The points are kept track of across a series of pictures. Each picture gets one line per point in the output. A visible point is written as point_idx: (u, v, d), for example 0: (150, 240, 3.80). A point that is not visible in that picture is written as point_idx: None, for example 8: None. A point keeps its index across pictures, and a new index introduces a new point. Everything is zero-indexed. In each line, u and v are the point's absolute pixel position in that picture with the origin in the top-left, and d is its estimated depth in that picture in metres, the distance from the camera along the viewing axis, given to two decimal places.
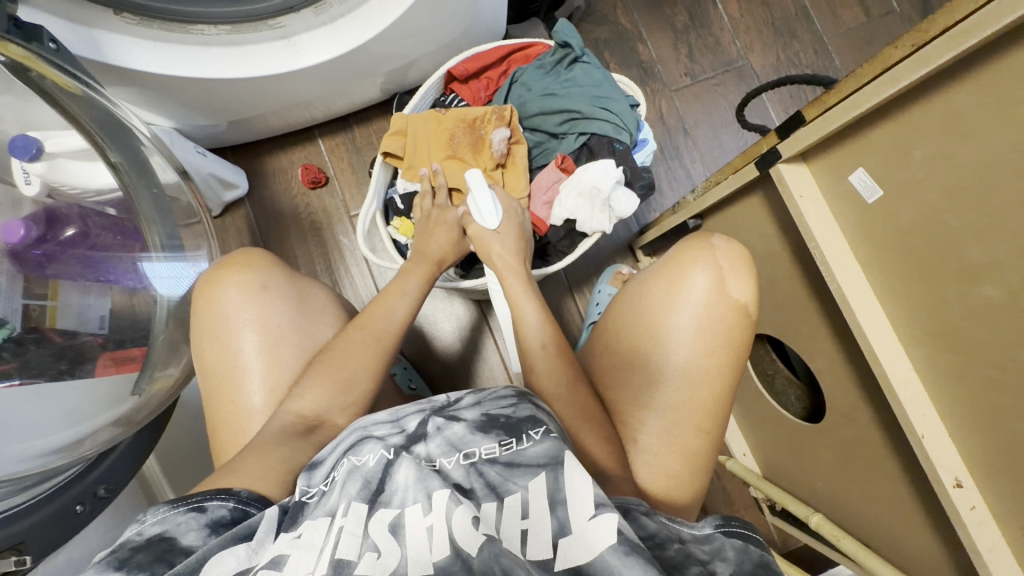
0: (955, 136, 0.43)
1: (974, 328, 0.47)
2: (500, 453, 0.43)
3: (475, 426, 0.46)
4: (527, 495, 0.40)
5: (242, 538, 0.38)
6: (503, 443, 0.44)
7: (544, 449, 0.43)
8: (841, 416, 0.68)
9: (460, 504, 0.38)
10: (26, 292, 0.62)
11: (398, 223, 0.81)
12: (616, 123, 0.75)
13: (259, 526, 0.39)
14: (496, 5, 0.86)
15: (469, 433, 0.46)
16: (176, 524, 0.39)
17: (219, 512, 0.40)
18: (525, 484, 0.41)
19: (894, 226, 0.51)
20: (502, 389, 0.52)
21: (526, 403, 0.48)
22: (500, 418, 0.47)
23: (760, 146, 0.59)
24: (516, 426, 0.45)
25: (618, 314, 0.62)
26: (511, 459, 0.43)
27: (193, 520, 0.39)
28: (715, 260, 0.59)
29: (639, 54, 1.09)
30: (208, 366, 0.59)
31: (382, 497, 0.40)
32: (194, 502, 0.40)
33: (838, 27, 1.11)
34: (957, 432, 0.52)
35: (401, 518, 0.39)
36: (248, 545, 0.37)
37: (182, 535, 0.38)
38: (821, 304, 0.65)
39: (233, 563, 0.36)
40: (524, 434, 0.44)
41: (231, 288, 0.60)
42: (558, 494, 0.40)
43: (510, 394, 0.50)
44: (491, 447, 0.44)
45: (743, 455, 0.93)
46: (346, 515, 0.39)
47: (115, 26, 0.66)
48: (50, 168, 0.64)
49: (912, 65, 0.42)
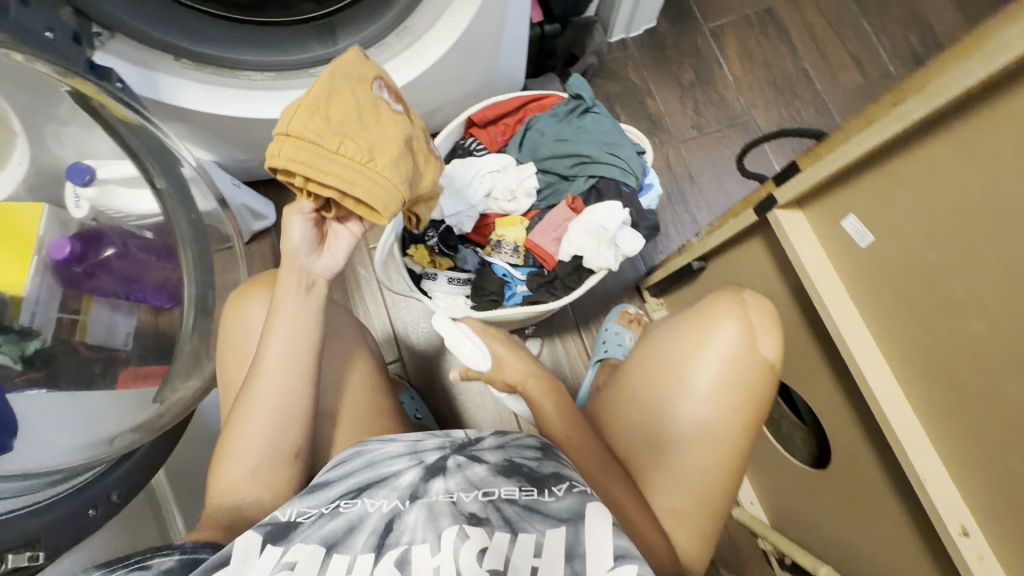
0: (937, 186, 0.46)
1: (967, 371, 0.48)
2: (520, 496, 0.47)
3: (496, 470, 0.51)
4: (543, 538, 0.43)
5: (219, 564, 0.40)
6: (523, 488, 0.48)
7: (566, 505, 0.46)
8: (847, 463, 0.68)
9: (467, 540, 0.42)
10: (62, 307, 0.65)
11: (414, 252, 0.84)
12: (623, 168, 0.80)
13: (235, 553, 0.41)
14: (516, 60, 0.94)
15: (490, 475, 0.50)
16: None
17: (164, 564, 0.43)
18: (542, 527, 0.44)
19: (886, 270, 0.53)
20: (526, 438, 0.56)
21: (551, 460, 0.52)
22: (523, 467, 0.51)
23: (759, 193, 0.63)
24: (540, 479, 0.49)
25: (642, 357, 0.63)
26: (530, 504, 0.46)
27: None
28: (744, 316, 0.59)
29: (648, 107, 1.16)
30: (231, 379, 0.63)
31: (390, 539, 0.43)
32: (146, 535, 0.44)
33: (837, 87, 1.17)
34: (960, 479, 0.52)
35: (410, 554, 0.42)
36: (229, 569, 0.39)
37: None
38: (821, 346, 0.66)
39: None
40: (547, 488, 0.48)
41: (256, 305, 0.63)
42: (576, 548, 0.42)
43: (535, 446, 0.54)
44: (511, 489, 0.48)
45: (751, 503, 0.91)
46: (352, 570, 0.41)
47: (174, 70, 0.74)
48: (101, 194, 0.69)
49: (891, 119, 0.46)
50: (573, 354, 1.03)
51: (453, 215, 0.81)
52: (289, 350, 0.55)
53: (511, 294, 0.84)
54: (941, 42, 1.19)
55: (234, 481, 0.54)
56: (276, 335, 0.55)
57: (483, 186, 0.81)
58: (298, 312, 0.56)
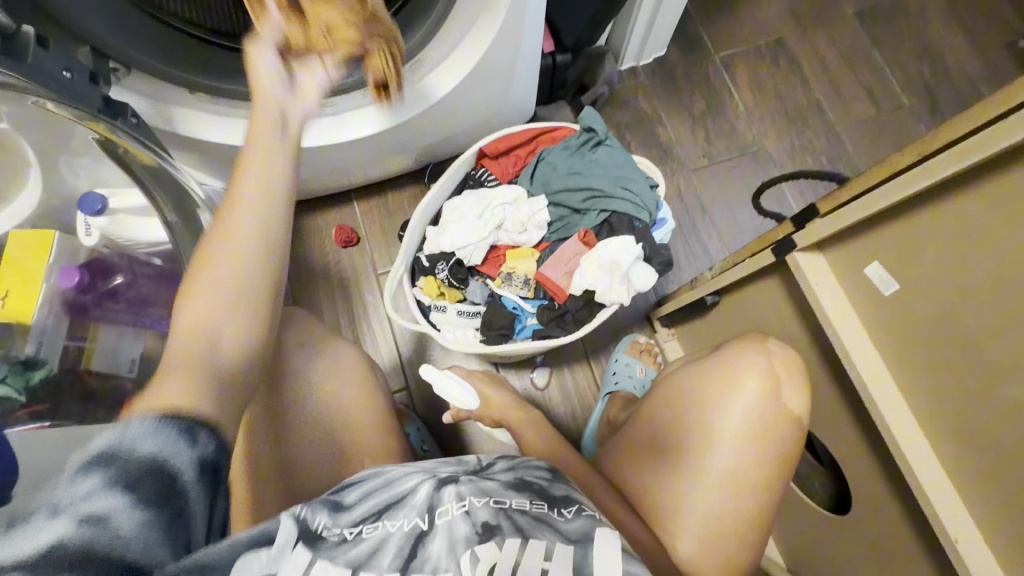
0: (967, 240, 0.44)
1: (1001, 431, 0.46)
2: (531, 507, 0.46)
3: (508, 485, 0.49)
4: (553, 546, 0.42)
5: (264, 543, 0.39)
6: (535, 501, 0.47)
7: (575, 526, 0.45)
8: (869, 512, 0.65)
9: (479, 561, 0.41)
10: (68, 334, 0.67)
11: (424, 284, 0.84)
12: (636, 203, 0.79)
13: (278, 531, 0.40)
14: (528, 91, 0.94)
15: (502, 489, 0.49)
16: (170, 446, 0.35)
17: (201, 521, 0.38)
18: (552, 538, 0.43)
19: (913, 320, 0.51)
20: (536, 462, 0.55)
21: (562, 483, 0.52)
22: (534, 485, 0.50)
23: (777, 233, 0.61)
24: (550, 499, 0.48)
25: (668, 389, 0.62)
26: (541, 517, 0.46)
27: (188, 448, 0.36)
28: (771, 366, 0.58)
29: (659, 136, 1.16)
30: None
31: (414, 564, 0.41)
32: (190, 428, 0.36)
33: (849, 117, 1.17)
34: (996, 543, 0.49)
35: None
36: (270, 551, 0.39)
37: (177, 461, 0.35)
38: (842, 390, 0.64)
39: (257, 568, 0.37)
40: (558, 509, 0.47)
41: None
42: (585, 568, 0.41)
43: (545, 470, 0.53)
44: (522, 501, 0.47)
45: (765, 544, 0.88)
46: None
47: (188, 103, 0.74)
48: (112, 223, 0.69)
49: (920, 173, 0.44)
50: (583, 386, 1.01)
51: (464, 248, 0.80)
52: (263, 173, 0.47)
53: (521, 327, 0.82)
54: (954, 74, 1.19)
55: (192, 315, 0.42)
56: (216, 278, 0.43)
57: (493, 219, 0.81)
58: (262, 172, 0.47)
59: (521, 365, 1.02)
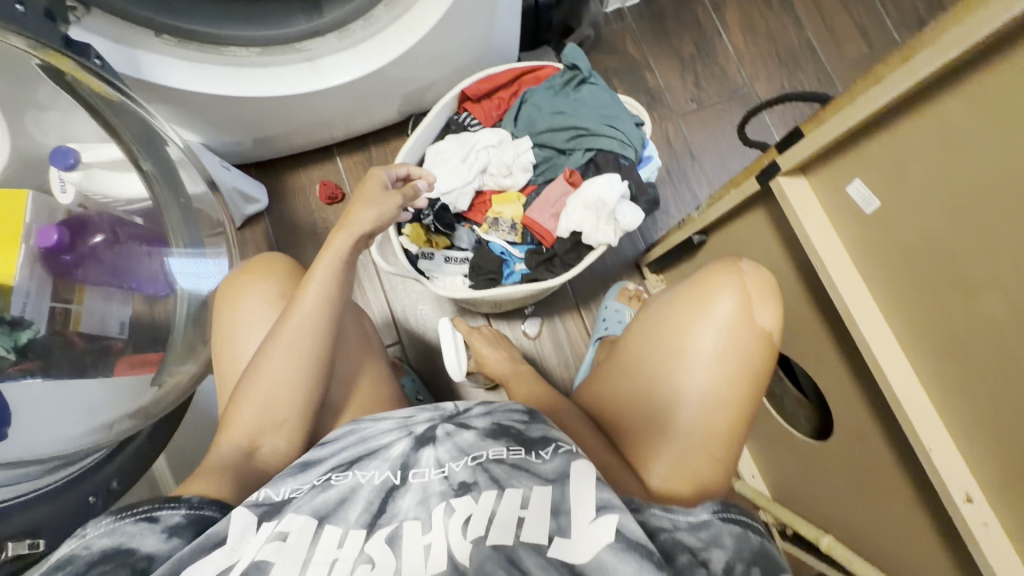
0: (950, 150, 0.44)
1: (977, 341, 0.47)
2: (508, 455, 0.47)
3: (484, 434, 0.50)
4: (529, 493, 0.43)
5: (216, 544, 0.40)
6: (512, 449, 0.48)
7: (552, 467, 0.45)
8: (850, 435, 0.68)
9: (455, 513, 0.42)
10: (52, 296, 0.63)
11: (410, 231, 0.81)
12: (622, 140, 0.77)
13: (233, 524, 0.41)
14: (511, 33, 0.91)
15: (478, 440, 0.50)
16: (129, 535, 0.40)
17: (172, 518, 0.42)
18: (529, 484, 0.44)
19: (896, 239, 0.52)
20: (514, 404, 0.56)
21: (539, 423, 0.52)
22: (512, 429, 0.51)
23: (761, 161, 0.61)
24: (528, 441, 0.48)
25: (636, 332, 0.63)
26: (519, 463, 0.46)
27: (148, 529, 0.41)
28: (743, 286, 0.59)
29: (647, 82, 1.13)
30: (230, 363, 0.64)
31: (382, 518, 0.43)
32: (144, 512, 0.42)
33: (841, 58, 1.14)
34: (967, 447, 0.51)
35: (399, 531, 0.42)
36: (224, 548, 0.40)
37: (140, 543, 0.40)
38: (825, 318, 0.65)
39: (213, 568, 0.38)
40: (535, 451, 0.47)
41: (253, 293, 0.65)
42: (563, 505, 0.42)
43: (522, 412, 0.54)
44: (499, 450, 0.47)
45: (752, 477, 0.92)
46: (342, 545, 0.41)
47: (155, 45, 0.71)
48: (86, 178, 0.67)
49: (900, 78, 0.44)
50: (574, 334, 1.02)
51: (450, 193, 0.80)
52: (321, 307, 0.57)
53: (509, 272, 0.82)
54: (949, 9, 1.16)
55: (237, 421, 0.54)
56: (271, 366, 0.55)
57: (478, 162, 0.80)
58: (331, 270, 0.59)
59: (512, 316, 1.03)
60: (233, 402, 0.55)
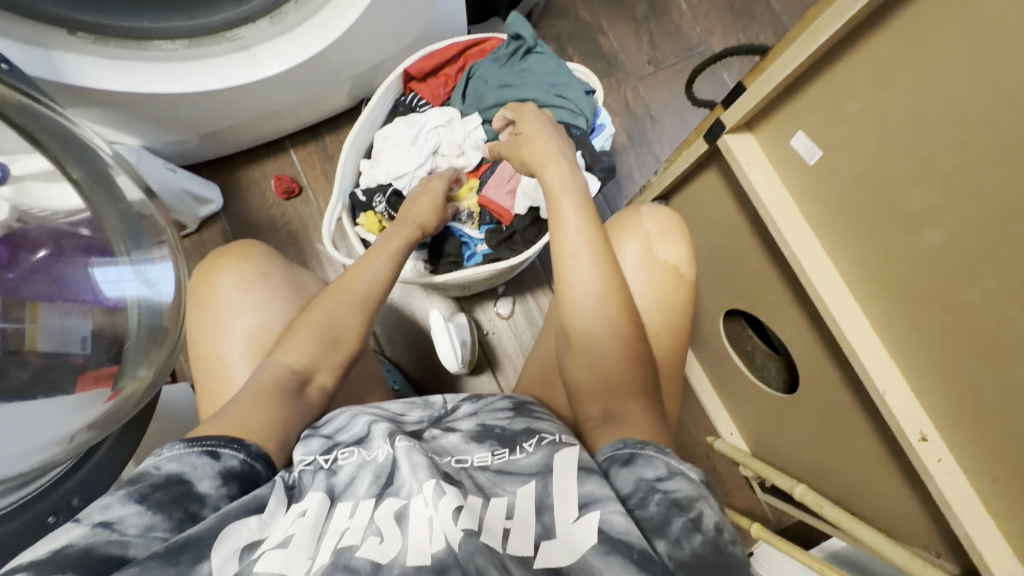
0: (885, 86, 0.44)
1: (922, 274, 0.47)
2: (492, 461, 0.48)
3: (470, 436, 0.52)
4: (515, 500, 0.44)
5: (255, 508, 0.42)
6: (496, 453, 0.49)
7: (535, 460, 0.46)
8: (815, 385, 0.69)
9: (445, 495, 0.41)
10: (3, 316, 0.59)
11: (364, 220, 0.80)
12: (572, 109, 0.76)
13: (270, 498, 0.44)
14: (455, 5, 0.88)
15: (463, 443, 0.51)
16: (192, 467, 0.43)
17: (231, 461, 0.45)
18: (514, 489, 0.45)
19: (839, 183, 0.52)
20: (501, 401, 0.57)
21: (523, 417, 0.53)
22: (495, 429, 0.52)
23: (708, 119, 0.60)
24: (511, 438, 0.50)
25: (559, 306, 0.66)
26: (503, 467, 0.47)
27: (208, 466, 0.44)
28: (642, 228, 0.63)
29: (602, 46, 1.10)
30: (204, 353, 0.63)
31: (391, 488, 0.44)
32: (207, 447, 0.45)
33: (797, 7, 1.12)
34: (918, 384, 0.52)
35: (406, 507, 0.42)
36: (259, 518, 0.42)
37: (198, 479, 0.43)
38: (782, 272, 0.65)
39: (245, 536, 0.40)
40: (518, 446, 0.49)
41: (229, 275, 0.64)
42: (546, 501, 0.42)
43: (508, 407, 0.55)
44: (483, 456, 0.49)
45: (732, 434, 0.91)
46: (352, 516, 0.43)
47: (73, 46, 0.67)
48: (17, 191, 0.66)
49: (831, 19, 0.44)
50: (546, 309, 1.02)
51: (401, 177, 0.79)
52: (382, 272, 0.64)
53: (470, 253, 0.83)
54: None
55: (293, 350, 0.55)
56: (329, 311, 0.59)
57: (427, 143, 0.80)
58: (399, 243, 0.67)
59: (483, 297, 1.02)
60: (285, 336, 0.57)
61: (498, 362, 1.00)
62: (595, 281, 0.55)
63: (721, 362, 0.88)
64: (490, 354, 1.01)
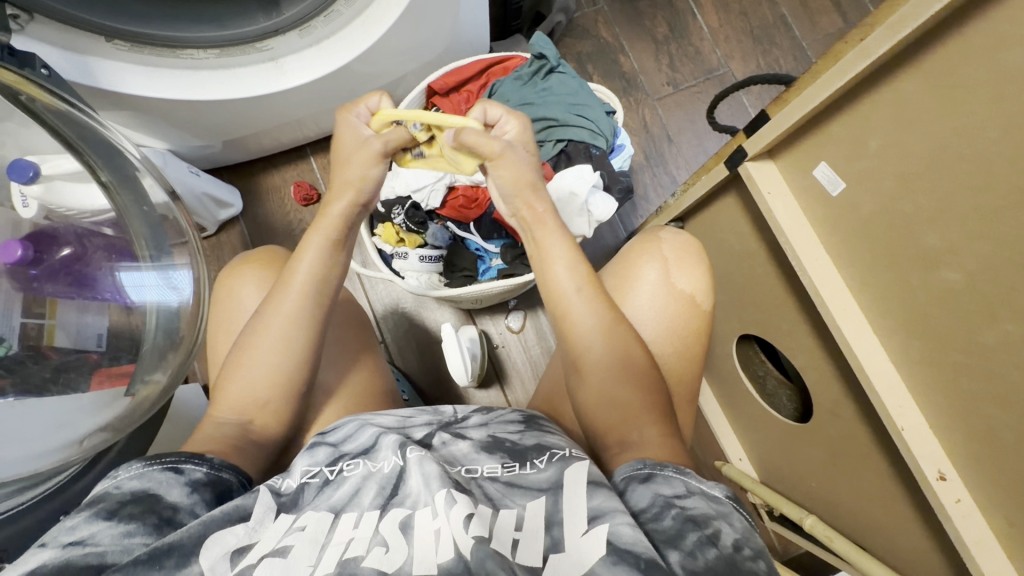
0: (905, 124, 0.44)
1: (941, 313, 0.47)
2: (502, 473, 0.48)
3: (480, 445, 0.52)
4: (524, 512, 0.43)
5: (240, 518, 0.43)
6: (506, 465, 0.49)
7: (547, 476, 0.46)
8: (828, 415, 0.67)
9: (456, 504, 0.42)
10: (24, 312, 0.60)
11: (382, 231, 0.83)
12: (592, 130, 0.78)
13: (254, 508, 0.44)
14: (478, 23, 0.89)
15: (473, 451, 0.51)
16: (157, 482, 0.43)
17: (195, 474, 0.45)
18: (523, 501, 0.45)
19: (859, 216, 0.51)
20: (511, 414, 0.57)
21: (532, 432, 0.53)
22: (506, 442, 0.52)
23: (730, 145, 0.60)
24: (521, 453, 0.50)
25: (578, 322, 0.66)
26: (513, 480, 0.47)
27: (174, 479, 0.44)
28: (660, 253, 0.64)
29: (622, 66, 1.11)
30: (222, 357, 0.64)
31: (396, 499, 0.45)
32: (171, 462, 0.45)
33: (816, 32, 1.13)
34: (937, 423, 0.51)
35: (411, 518, 0.42)
36: (246, 525, 0.42)
37: (166, 491, 0.43)
38: (798, 300, 0.64)
39: (233, 541, 0.41)
40: (529, 461, 0.49)
41: (247, 282, 0.65)
42: (556, 515, 0.42)
43: (518, 421, 0.55)
44: (494, 467, 0.49)
45: (739, 459, 0.89)
46: (357, 526, 0.43)
47: (108, 52, 0.68)
48: (47, 191, 0.64)
49: (856, 57, 0.44)
50: None
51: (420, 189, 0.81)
52: (312, 291, 0.57)
53: (484, 267, 0.85)
54: None
55: (233, 397, 0.54)
56: (259, 349, 0.55)
57: None
58: (324, 254, 0.59)
59: (494, 310, 1.02)
60: (227, 379, 0.55)
61: (507, 375, 1.00)
62: (595, 321, 0.55)
63: (731, 385, 0.87)
64: (499, 366, 1.01)
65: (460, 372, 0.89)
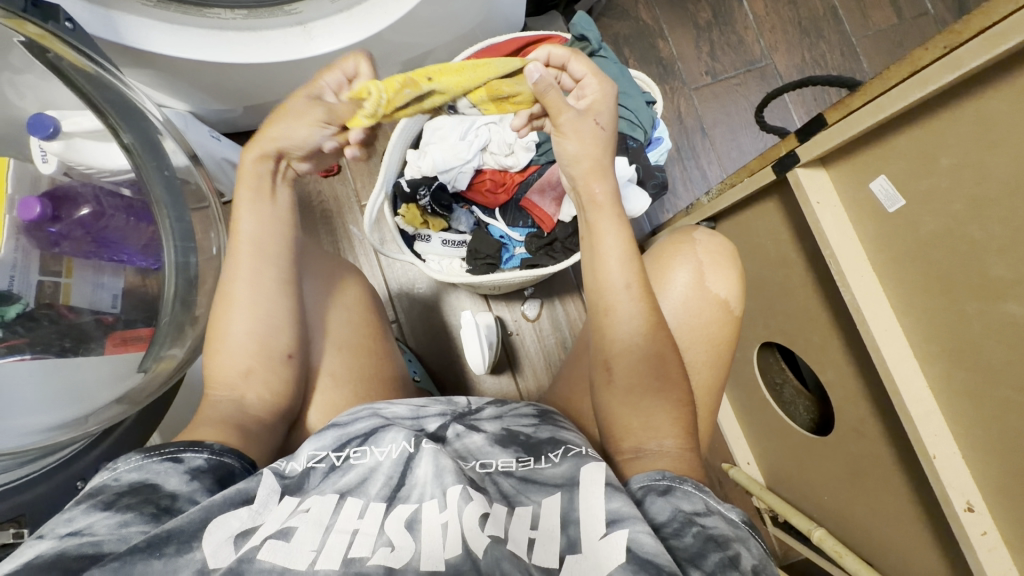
0: (985, 145, 0.42)
1: (996, 345, 0.46)
2: (516, 468, 0.46)
3: (494, 438, 0.50)
4: (539, 510, 0.43)
5: (243, 502, 0.42)
6: (521, 459, 0.47)
7: (562, 470, 0.45)
8: (850, 432, 0.66)
9: (470, 502, 0.41)
10: (39, 269, 0.59)
11: (405, 212, 0.80)
12: (631, 120, 0.75)
13: (259, 490, 0.43)
14: None
15: (488, 444, 0.50)
16: (155, 472, 0.43)
17: (195, 461, 0.45)
18: (538, 499, 0.43)
19: (916, 237, 0.50)
20: (524, 407, 0.55)
21: (547, 425, 0.51)
22: (519, 436, 0.50)
23: (778, 149, 0.58)
24: (536, 446, 0.48)
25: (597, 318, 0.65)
26: (528, 476, 0.46)
27: (172, 469, 0.43)
28: (694, 255, 0.61)
29: (660, 51, 1.06)
30: None
31: (401, 493, 0.43)
32: (168, 453, 0.44)
33: (868, 28, 1.07)
34: (971, 454, 0.50)
35: (418, 513, 0.42)
36: (249, 509, 0.41)
37: (164, 481, 0.42)
38: (833, 313, 0.62)
39: (236, 525, 0.40)
40: (543, 455, 0.47)
41: None
42: (571, 514, 0.41)
43: (532, 414, 0.54)
44: (508, 461, 0.47)
45: (748, 463, 0.89)
46: (362, 516, 0.42)
47: (133, 7, 0.66)
48: (67, 148, 0.61)
49: (945, 67, 0.41)
50: (574, 318, 1.00)
51: (447, 171, 0.78)
52: (271, 256, 0.55)
53: (508, 256, 0.84)
54: None
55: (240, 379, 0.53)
56: (265, 329, 0.54)
57: (477, 139, 0.78)
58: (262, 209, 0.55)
59: (511, 297, 1.00)
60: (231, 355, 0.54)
61: (522, 365, 0.99)
62: (637, 325, 0.53)
63: (747, 391, 0.86)
64: (512, 355, 0.99)
65: (477, 360, 0.88)
